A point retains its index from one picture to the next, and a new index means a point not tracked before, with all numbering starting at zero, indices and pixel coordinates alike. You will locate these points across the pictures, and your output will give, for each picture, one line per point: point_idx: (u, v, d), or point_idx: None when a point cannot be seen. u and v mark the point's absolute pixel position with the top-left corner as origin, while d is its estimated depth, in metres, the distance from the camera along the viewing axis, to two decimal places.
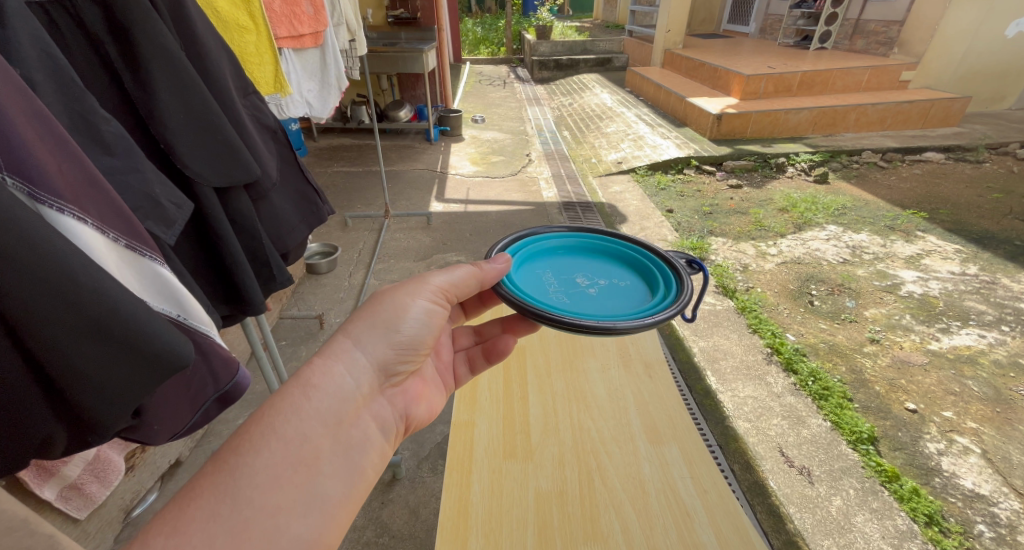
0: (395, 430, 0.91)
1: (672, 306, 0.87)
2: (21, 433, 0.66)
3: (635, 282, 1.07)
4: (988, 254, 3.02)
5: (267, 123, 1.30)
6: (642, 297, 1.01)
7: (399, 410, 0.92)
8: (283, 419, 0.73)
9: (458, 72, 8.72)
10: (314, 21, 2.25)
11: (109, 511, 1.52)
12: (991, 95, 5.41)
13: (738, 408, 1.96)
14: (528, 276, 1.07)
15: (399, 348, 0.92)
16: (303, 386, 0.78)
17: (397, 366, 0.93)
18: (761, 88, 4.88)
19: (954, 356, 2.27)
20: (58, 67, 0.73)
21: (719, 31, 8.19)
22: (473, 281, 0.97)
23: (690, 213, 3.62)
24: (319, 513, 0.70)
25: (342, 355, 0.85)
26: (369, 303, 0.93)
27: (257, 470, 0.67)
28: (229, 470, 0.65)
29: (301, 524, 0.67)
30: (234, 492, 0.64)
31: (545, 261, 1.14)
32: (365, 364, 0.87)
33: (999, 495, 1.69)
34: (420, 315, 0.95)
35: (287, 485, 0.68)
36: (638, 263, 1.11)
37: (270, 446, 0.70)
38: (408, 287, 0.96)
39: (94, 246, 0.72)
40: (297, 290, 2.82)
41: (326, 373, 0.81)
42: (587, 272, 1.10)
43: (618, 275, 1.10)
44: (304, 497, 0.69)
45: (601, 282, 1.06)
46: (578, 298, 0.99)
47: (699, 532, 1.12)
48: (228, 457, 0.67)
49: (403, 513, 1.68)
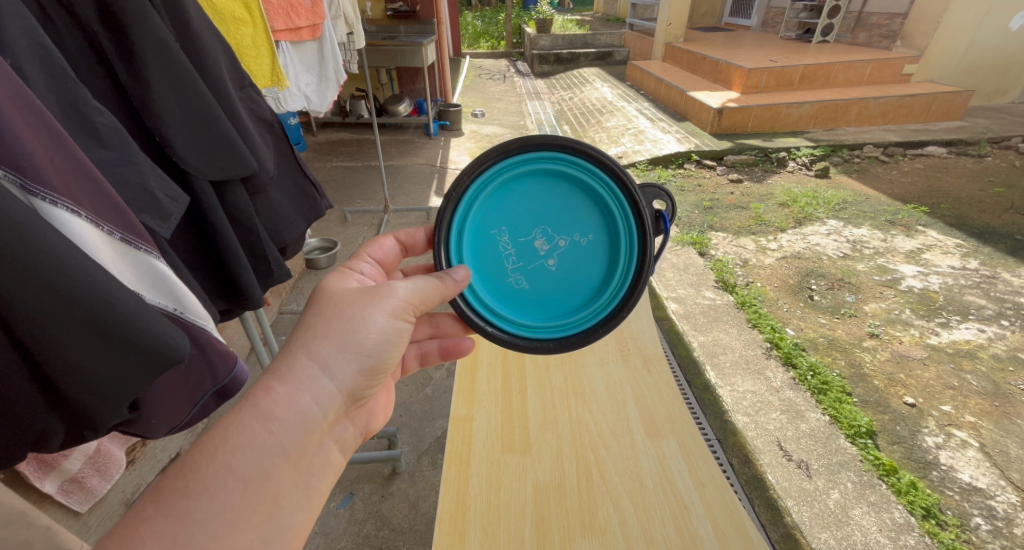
0: (353, 446, 0.94)
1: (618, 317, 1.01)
2: (18, 429, 0.66)
3: (598, 236, 1.02)
4: (989, 248, 3.01)
5: (264, 116, 1.29)
6: (602, 262, 1.03)
7: (358, 428, 0.95)
8: (240, 457, 0.72)
9: (457, 66, 8.67)
10: (313, 13, 2.23)
11: (111, 504, 1.53)
12: (994, 89, 5.38)
13: (736, 402, 1.96)
14: (484, 245, 1.02)
15: (367, 372, 0.90)
16: (263, 421, 0.76)
17: (366, 388, 0.92)
18: (762, 82, 4.85)
19: (954, 350, 2.27)
20: (49, 56, 0.73)
21: (720, 25, 8.14)
22: (436, 294, 0.92)
23: (690, 208, 3.61)
24: (279, 544, 0.73)
25: (309, 385, 0.82)
26: (336, 321, 0.86)
27: (212, 513, 0.67)
28: (179, 516, 0.65)
29: None
30: (186, 539, 0.64)
31: (497, 208, 1.01)
32: (342, 385, 0.86)
33: (997, 488, 1.69)
34: (389, 333, 0.90)
35: (246, 525, 0.69)
36: (605, 204, 0.99)
37: (226, 486, 0.69)
38: (378, 302, 0.89)
39: (88, 239, 0.71)
40: (295, 285, 2.82)
41: (292, 403, 0.79)
42: (547, 222, 1.01)
43: (580, 224, 1.01)
44: (265, 533, 0.71)
45: (562, 241, 1.02)
46: (537, 278, 1.03)
47: (696, 524, 1.12)
48: (177, 501, 0.66)
49: (403, 506, 1.69)
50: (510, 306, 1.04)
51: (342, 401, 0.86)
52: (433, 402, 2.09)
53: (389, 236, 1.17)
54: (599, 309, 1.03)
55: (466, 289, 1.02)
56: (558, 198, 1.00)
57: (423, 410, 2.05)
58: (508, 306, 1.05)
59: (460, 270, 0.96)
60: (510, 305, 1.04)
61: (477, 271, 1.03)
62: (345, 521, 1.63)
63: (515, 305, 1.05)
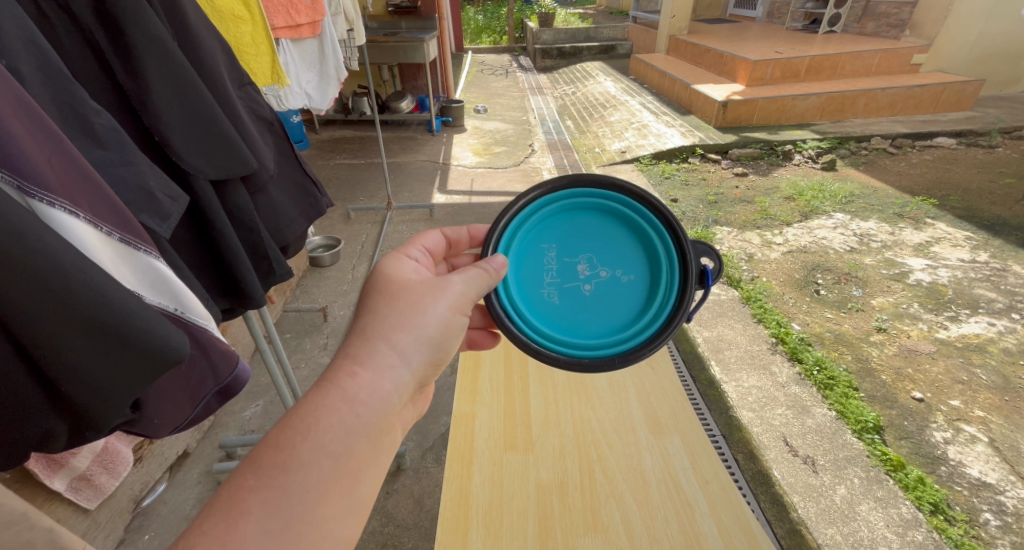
0: (408, 426, 0.84)
1: (646, 350, 0.93)
2: (22, 428, 0.67)
3: (637, 276, 0.99)
4: (999, 241, 2.97)
5: (263, 114, 1.29)
6: (627, 305, 0.98)
7: (414, 412, 0.87)
8: (326, 429, 0.65)
9: (459, 62, 8.63)
10: (312, 10, 2.22)
11: (119, 501, 1.55)
12: (1004, 78, 5.28)
13: (742, 398, 1.95)
14: (531, 254, 0.98)
15: (433, 363, 0.81)
16: (357, 376, 0.70)
17: (430, 378, 0.82)
18: (767, 74, 4.80)
19: (963, 344, 2.24)
20: (43, 57, 0.72)
21: (724, 16, 8.04)
22: (485, 284, 0.85)
23: (694, 202, 3.59)
24: (357, 517, 0.65)
25: (386, 368, 0.73)
26: (396, 305, 0.78)
27: (305, 487, 0.60)
28: (278, 488, 0.59)
29: (345, 529, 0.63)
30: (282, 511, 0.58)
31: (556, 227, 1.00)
32: (405, 380, 0.75)
33: (1006, 484, 1.67)
34: (444, 329, 0.81)
35: (294, 530, 0.58)
36: (648, 243, 0.97)
37: (324, 430, 0.64)
38: (429, 290, 0.81)
39: (87, 240, 0.71)
40: (299, 283, 2.83)
41: (351, 401, 0.68)
42: (595, 251, 0.99)
43: (624, 260, 0.99)
44: (349, 504, 0.64)
45: (603, 273, 0.99)
46: (570, 300, 0.98)
47: (700, 521, 1.12)
48: (275, 475, 0.59)
49: (408, 503, 1.70)
50: (543, 323, 0.95)
51: (406, 391, 0.75)
52: (438, 399, 2.09)
53: (436, 230, 1.04)
54: (621, 342, 0.94)
55: (502, 289, 0.93)
56: (599, 229, 1.00)
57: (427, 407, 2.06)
58: (543, 320, 0.96)
59: (500, 257, 0.89)
60: (541, 319, 0.96)
61: (518, 278, 0.97)
62: None
63: (544, 319, 0.96)
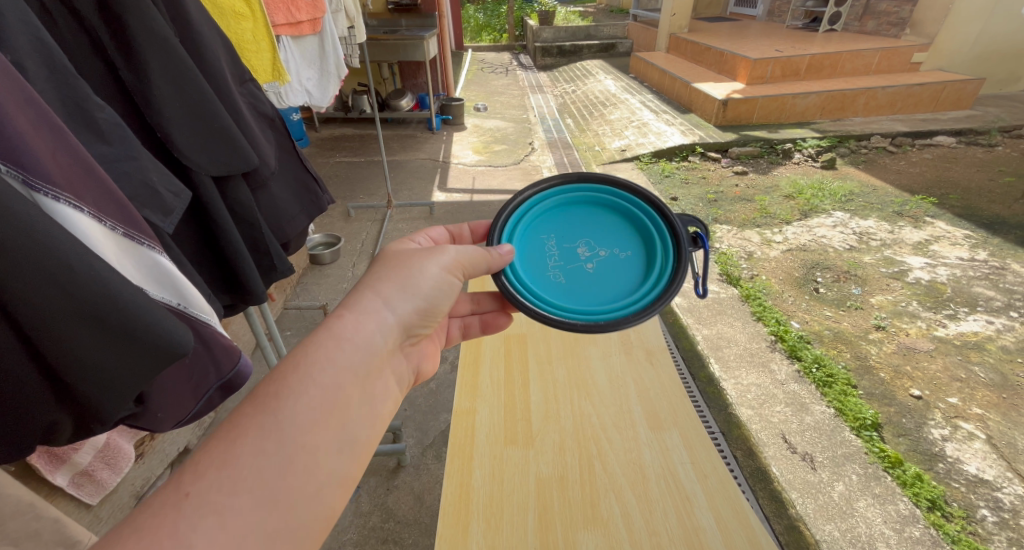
0: (407, 385, 0.87)
1: (661, 305, 0.89)
2: (27, 422, 0.68)
3: (635, 253, 1.00)
4: (998, 239, 2.97)
5: (265, 111, 1.29)
6: (634, 278, 0.96)
7: (412, 370, 0.89)
8: (316, 364, 0.67)
9: (459, 60, 8.62)
10: (313, 7, 2.23)
11: (122, 497, 1.56)
12: (1004, 76, 5.27)
13: (741, 395, 1.95)
14: (531, 243, 1.01)
15: (420, 314, 0.84)
16: (344, 321, 0.74)
17: (418, 332, 0.86)
18: (767, 72, 4.80)
19: (961, 342, 2.25)
20: (49, 53, 0.73)
21: (724, 14, 8.03)
22: (482, 263, 0.86)
23: (694, 201, 3.59)
24: (350, 451, 0.67)
25: (374, 313, 0.77)
26: (386, 265, 0.84)
27: (299, 413, 0.62)
28: (272, 412, 0.61)
29: (338, 460, 0.64)
30: (278, 433, 0.60)
31: (551, 217, 1.04)
32: (390, 324, 0.79)
33: (1003, 480, 1.68)
34: (434, 283, 0.85)
35: (288, 453, 0.60)
36: (642, 223, 1.01)
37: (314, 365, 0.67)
38: (420, 252, 0.87)
39: (91, 234, 0.72)
40: (299, 280, 2.84)
41: (339, 338, 0.71)
42: (592, 234, 1.02)
43: (620, 240, 1.01)
44: (342, 435, 0.66)
45: (602, 252, 1.00)
46: (577, 278, 0.96)
47: (698, 514, 1.13)
48: (267, 400, 0.62)
49: (409, 499, 1.71)
50: (552, 298, 0.93)
51: (394, 335, 0.79)
52: (438, 396, 2.10)
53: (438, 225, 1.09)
54: (633, 306, 0.90)
55: (510, 270, 0.94)
56: (594, 215, 1.04)
57: (427, 404, 2.07)
58: (551, 298, 0.94)
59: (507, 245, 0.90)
60: (550, 296, 0.94)
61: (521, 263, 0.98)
62: (350, 514, 1.66)
63: (553, 297, 0.94)
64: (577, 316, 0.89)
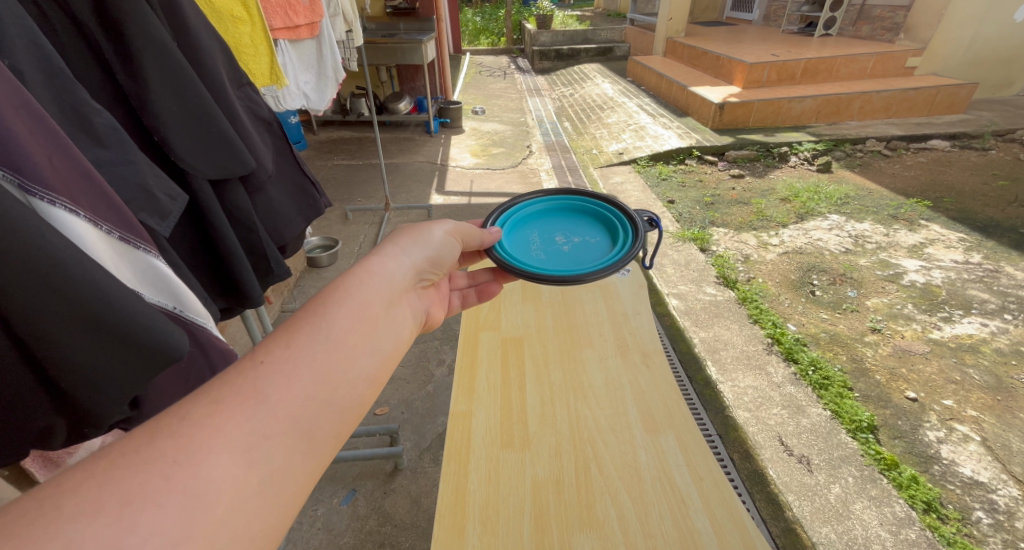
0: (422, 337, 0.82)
1: (629, 258, 0.88)
2: (22, 425, 0.68)
3: (606, 239, 1.04)
4: (992, 242, 2.99)
5: (263, 115, 1.30)
6: (605, 252, 0.99)
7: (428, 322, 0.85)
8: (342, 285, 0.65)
9: (457, 64, 8.64)
10: (310, 11, 2.24)
11: None
12: (998, 81, 5.31)
13: (737, 398, 1.96)
14: (517, 235, 1.07)
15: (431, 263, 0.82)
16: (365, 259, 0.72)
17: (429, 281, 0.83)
18: (763, 76, 4.84)
19: (956, 344, 2.26)
20: (46, 57, 0.73)
21: (721, 18, 8.07)
22: (476, 237, 0.93)
23: (691, 204, 3.61)
24: (374, 363, 0.61)
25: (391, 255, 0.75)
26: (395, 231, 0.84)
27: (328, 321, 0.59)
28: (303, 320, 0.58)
29: (364, 366, 0.59)
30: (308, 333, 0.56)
31: (533, 218, 1.12)
32: (407, 266, 0.77)
33: (998, 482, 1.69)
34: (441, 238, 0.85)
35: (319, 351, 0.55)
36: (611, 220, 1.07)
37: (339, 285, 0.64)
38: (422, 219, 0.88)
39: (87, 238, 0.72)
40: (297, 283, 2.84)
41: (366, 271, 0.69)
42: (567, 230, 1.09)
43: (592, 232, 1.07)
44: (370, 344, 0.61)
45: (577, 239, 1.05)
46: (555, 256, 0.99)
47: (693, 517, 1.13)
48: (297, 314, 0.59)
49: (405, 502, 1.71)
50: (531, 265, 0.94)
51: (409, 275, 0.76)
52: (435, 399, 2.11)
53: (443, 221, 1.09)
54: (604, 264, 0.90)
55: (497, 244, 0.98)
56: (571, 218, 1.12)
57: (425, 407, 2.07)
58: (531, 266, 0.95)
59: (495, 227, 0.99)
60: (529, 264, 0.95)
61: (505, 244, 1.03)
62: (347, 518, 1.65)
63: (532, 265, 0.95)
64: (551, 273, 0.89)
